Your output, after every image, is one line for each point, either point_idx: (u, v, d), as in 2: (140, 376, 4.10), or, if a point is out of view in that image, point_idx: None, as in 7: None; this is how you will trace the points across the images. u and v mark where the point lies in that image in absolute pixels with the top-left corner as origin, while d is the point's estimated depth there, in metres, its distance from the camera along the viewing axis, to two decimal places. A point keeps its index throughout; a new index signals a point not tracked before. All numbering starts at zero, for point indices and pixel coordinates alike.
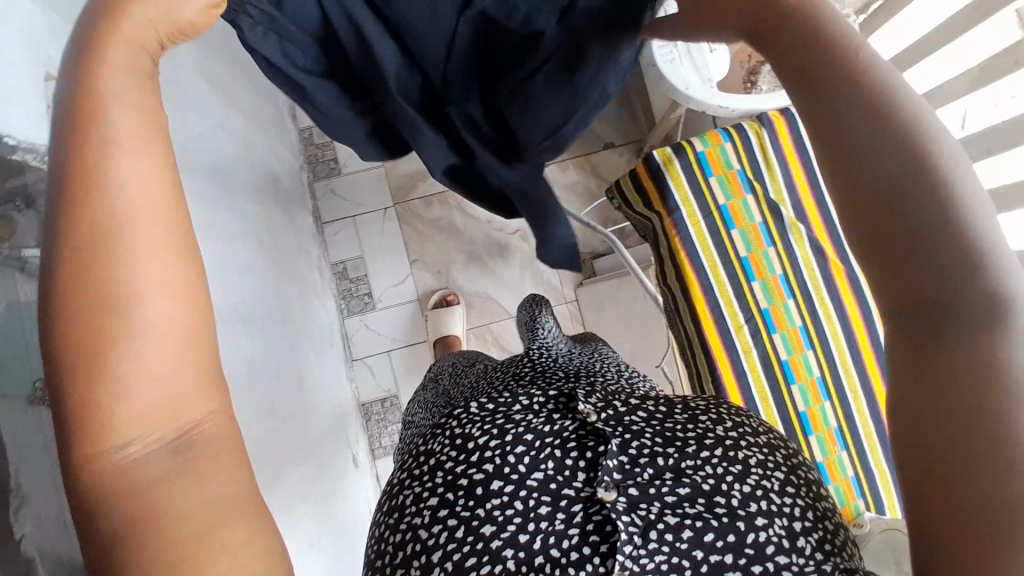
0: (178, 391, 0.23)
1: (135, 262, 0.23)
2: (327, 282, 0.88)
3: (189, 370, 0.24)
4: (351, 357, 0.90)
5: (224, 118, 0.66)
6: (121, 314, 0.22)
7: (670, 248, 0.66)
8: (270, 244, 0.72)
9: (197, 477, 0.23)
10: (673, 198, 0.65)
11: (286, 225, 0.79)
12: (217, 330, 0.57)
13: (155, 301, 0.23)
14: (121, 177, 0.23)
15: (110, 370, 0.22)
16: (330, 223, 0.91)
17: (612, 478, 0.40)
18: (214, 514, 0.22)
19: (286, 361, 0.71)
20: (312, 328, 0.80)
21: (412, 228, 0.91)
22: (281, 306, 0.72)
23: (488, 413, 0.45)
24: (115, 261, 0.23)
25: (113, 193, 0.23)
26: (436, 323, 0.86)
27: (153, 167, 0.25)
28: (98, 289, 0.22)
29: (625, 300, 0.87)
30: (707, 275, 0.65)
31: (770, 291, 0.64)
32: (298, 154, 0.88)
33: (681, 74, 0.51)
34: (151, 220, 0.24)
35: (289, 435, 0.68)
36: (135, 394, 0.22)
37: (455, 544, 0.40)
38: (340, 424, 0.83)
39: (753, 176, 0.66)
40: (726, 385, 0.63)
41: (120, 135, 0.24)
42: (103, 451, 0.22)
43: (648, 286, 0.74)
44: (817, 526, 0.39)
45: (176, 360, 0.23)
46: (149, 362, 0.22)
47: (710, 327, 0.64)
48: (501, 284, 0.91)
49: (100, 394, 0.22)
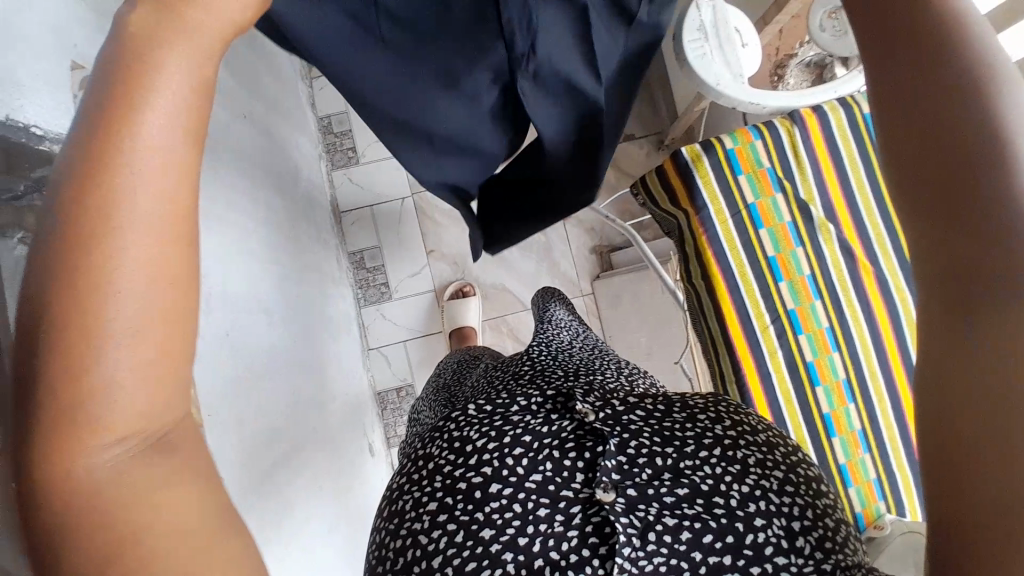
0: (158, 405, 0.22)
1: (128, 267, 0.20)
2: (344, 271, 0.88)
3: (172, 384, 0.22)
4: (367, 346, 0.90)
5: (245, 106, 0.66)
6: (101, 320, 0.20)
7: (696, 246, 0.65)
8: (289, 234, 0.72)
9: (169, 491, 0.22)
10: (702, 196, 0.64)
11: (305, 214, 0.79)
12: (239, 320, 0.57)
13: (147, 322, 0.21)
14: (136, 170, 0.20)
15: (91, 383, 0.20)
16: (347, 212, 0.90)
17: (611, 478, 0.40)
18: (184, 526, 0.22)
19: (304, 350, 0.71)
20: (329, 317, 0.80)
21: (429, 218, 0.91)
22: (300, 295, 0.73)
23: (486, 416, 0.45)
24: (106, 262, 0.20)
25: (124, 185, 0.20)
26: (452, 313, 0.86)
27: (172, 163, 0.21)
28: (80, 293, 0.20)
29: (642, 294, 0.86)
30: (733, 276, 0.64)
31: (797, 292, 0.64)
32: (317, 142, 0.87)
33: (711, 69, 0.50)
34: (157, 221, 0.21)
35: (306, 424, 0.69)
36: (114, 407, 0.20)
37: (455, 549, 0.40)
38: (356, 413, 0.83)
39: (783, 174, 0.65)
40: (751, 387, 0.63)
41: (152, 123, 0.21)
42: (79, 462, 0.20)
43: (666, 281, 0.74)
44: (817, 525, 0.39)
45: (159, 373, 0.21)
46: (127, 378, 0.21)
47: (735, 326, 0.64)
48: (518, 276, 0.91)
49: (78, 401, 0.20)
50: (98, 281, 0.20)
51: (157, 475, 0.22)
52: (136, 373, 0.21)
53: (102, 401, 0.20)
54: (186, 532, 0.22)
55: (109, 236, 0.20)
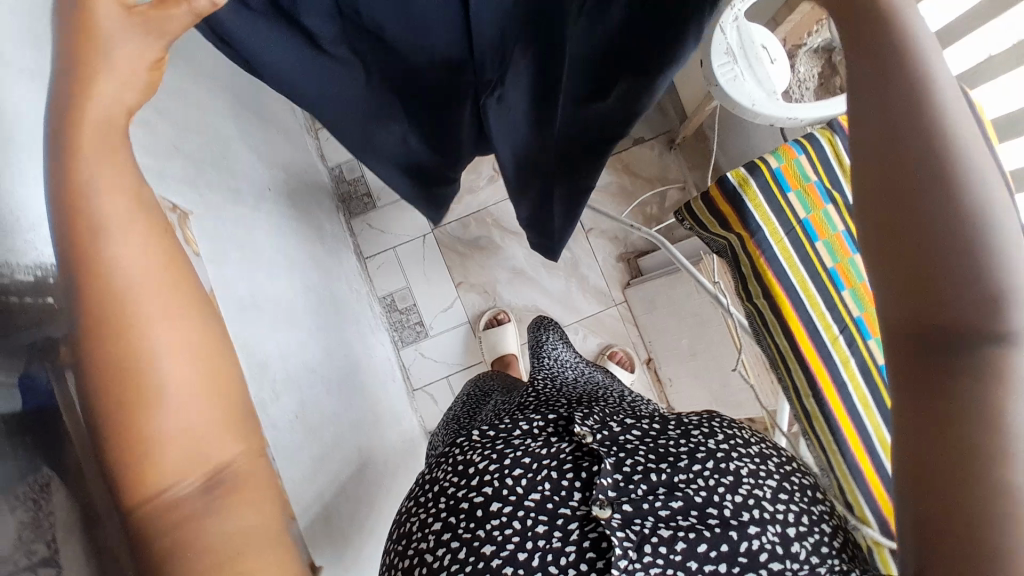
0: (205, 431, 0.24)
1: (148, 321, 0.23)
2: (378, 317, 0.88)
3: (212, 412, 0.24)
4: (413, 387, 0.91)
5: (267, 179, 0.66)
6: (141, 376, 0.23)
7: (754, 266, 0.65)
8: (325, 294, 0.72)
9: (227, 507, 0.24)
10: (754, 219, 0.64)
11: (335, 267, 0.79)
12: (303, 396, 0.58)
13: (168, 363, 0.23)
14: (117, 253, 0.23)
15: (138, 436, 0.22)
16: (372, 258, 0.91)
17: (607, 495, 0.39)
18: (240, 540, 0.24)
19: (361, 408, 0.72)
20: (375, 366, 0.81)
21: (452, 252, 0.91)
22: (347, 352, 0.73)
23: (488, 439, 0.44)
24: (128, 328, 0.23)
25: (110, 266, 0.23)
26: (491, 342, 0.87)
27: (143, 235, 0.24)
28: (115, 351, 0.23)
29: (676, 297, 0.85)
30: (797, 293, 0.64)
31: (860, 298, 0.63)
32: (332, 195, 0.87)
33: (744, 89, 0.50)
34: (154, 289, 0.24)
35: (374, 480, 0.70)
36: (162, 447, 0.23)
37: (458, 564, 0.40)
38: (414, 456, 0.84)
39: (832, 186, 0.65)
40: (829, 399, 0.62)
41: (109, 214, 0.24)
42: (151, 495, 0.23)
43: (702, 283, 0.72)
44: (811, 530, 0.41)
45: (195, 408, 0.24)
46: (175, 415, 0.23)
47: (804, 339, 0.63)
48: (548, 295, 0.92)
49: (134, 452, 0.22)
50: (115, 330, 0.23)
51: (209, 509, 0.23)
52: (176, 415, 0.23)
53: (149, 445, 0.22)
54: (241, 551, 0.24)
55: (116, 293, 0.23)
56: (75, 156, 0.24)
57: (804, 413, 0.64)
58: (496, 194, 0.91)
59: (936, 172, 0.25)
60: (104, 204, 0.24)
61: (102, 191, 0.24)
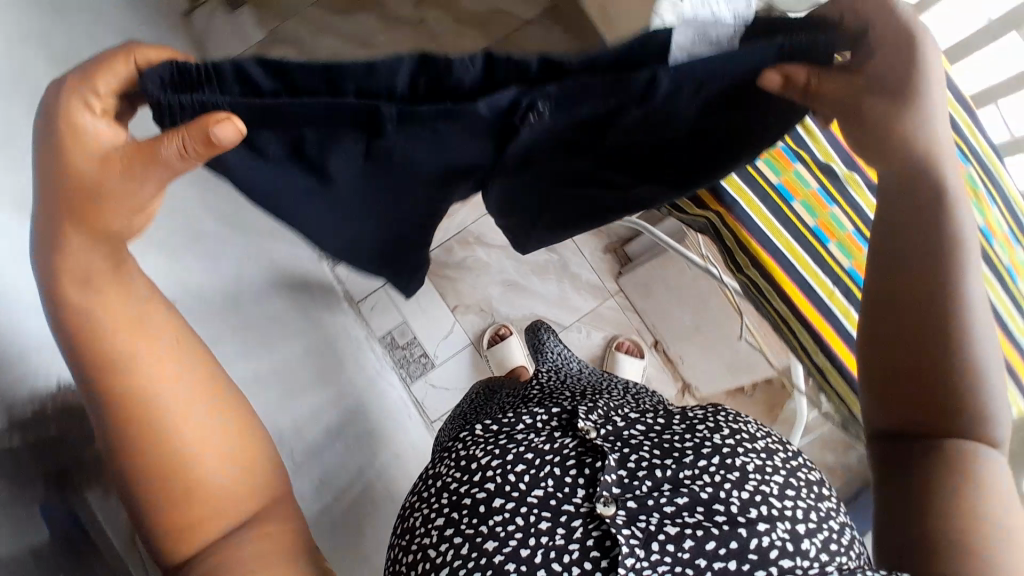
0: (215, 470, 0.37)
1: (161, 407, 0.36)
2: (382, 357, 0.88)
3: (216, 460, 0.37)
4: (430, 420, 0.90)
5: (241, 247, 0.67)
6: (170, 443, 0.36)
7: (737, 239, 0.64)
8: (323, 347, 0.72)
9: (235, 521, 0.37)
10: (729, 194, 0.63)
11: (328, 318, 0.79)
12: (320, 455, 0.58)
13: (185, 431, 0.36)
14: (134, 359, 0.36)
15: (173, 480, 0.36)
16: (364, 299, 0.90)
17: (612, 492, 0.40)
18: (249, 543, 0.37)
19: (383, 453, 0.72)
20: (388, 407, 0.80)
21: (442, 278, 0.92)
22: (358, 401, 0.73)
23: (491, 435, 0.44)
24: (154, 414, 0.36)
25: (133, 371, 0.36)
26: (498, 359, 0.87)
27: (147, 343, 0.37)
28: (144, 431, 0.36)
29: (671, 277, 0.88)
30: (786, 257, 0.63)
31: (847, 249, 0.65)
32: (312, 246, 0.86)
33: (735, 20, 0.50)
34: (170, 376, 0.37)
35: None
36: (190, 486, 0.36)
37: (460, 560, 0.39)
38: None
39: (796, 146, 0.66)
40: (838, 352, 0.62)
41: (119, 334, 0.36)
42: (184, 520, 0.36)
43: (693, 260, 0.72)
44: (821, 527, 0.40)
45: (210, 453, 0.37)
46: (194, 463, 0.36)
47: (801, 300, 0.63)
48: (544, 300, 0.92)
49: (171, 493, 0.35)
50: (143, 415, 0.36)
51: (234, 518, 0.37)
52: (196, 464, 0.36)
53: (179, 486, 0.36)
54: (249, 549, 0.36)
55: (138, 391, 0.36)
56: (82, 293, 0.36)
57: (818, 369, 0.64)
58: (473, 212, 0.92)
59: (928, 332, 0.42)
60: (130, 314, 0.37)
61: (109, 317, 0.36)
